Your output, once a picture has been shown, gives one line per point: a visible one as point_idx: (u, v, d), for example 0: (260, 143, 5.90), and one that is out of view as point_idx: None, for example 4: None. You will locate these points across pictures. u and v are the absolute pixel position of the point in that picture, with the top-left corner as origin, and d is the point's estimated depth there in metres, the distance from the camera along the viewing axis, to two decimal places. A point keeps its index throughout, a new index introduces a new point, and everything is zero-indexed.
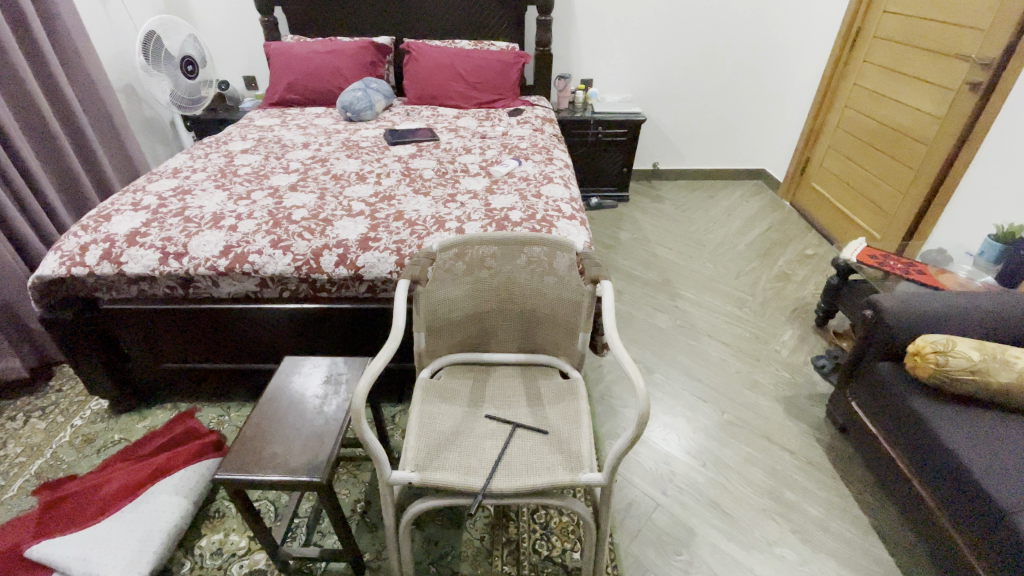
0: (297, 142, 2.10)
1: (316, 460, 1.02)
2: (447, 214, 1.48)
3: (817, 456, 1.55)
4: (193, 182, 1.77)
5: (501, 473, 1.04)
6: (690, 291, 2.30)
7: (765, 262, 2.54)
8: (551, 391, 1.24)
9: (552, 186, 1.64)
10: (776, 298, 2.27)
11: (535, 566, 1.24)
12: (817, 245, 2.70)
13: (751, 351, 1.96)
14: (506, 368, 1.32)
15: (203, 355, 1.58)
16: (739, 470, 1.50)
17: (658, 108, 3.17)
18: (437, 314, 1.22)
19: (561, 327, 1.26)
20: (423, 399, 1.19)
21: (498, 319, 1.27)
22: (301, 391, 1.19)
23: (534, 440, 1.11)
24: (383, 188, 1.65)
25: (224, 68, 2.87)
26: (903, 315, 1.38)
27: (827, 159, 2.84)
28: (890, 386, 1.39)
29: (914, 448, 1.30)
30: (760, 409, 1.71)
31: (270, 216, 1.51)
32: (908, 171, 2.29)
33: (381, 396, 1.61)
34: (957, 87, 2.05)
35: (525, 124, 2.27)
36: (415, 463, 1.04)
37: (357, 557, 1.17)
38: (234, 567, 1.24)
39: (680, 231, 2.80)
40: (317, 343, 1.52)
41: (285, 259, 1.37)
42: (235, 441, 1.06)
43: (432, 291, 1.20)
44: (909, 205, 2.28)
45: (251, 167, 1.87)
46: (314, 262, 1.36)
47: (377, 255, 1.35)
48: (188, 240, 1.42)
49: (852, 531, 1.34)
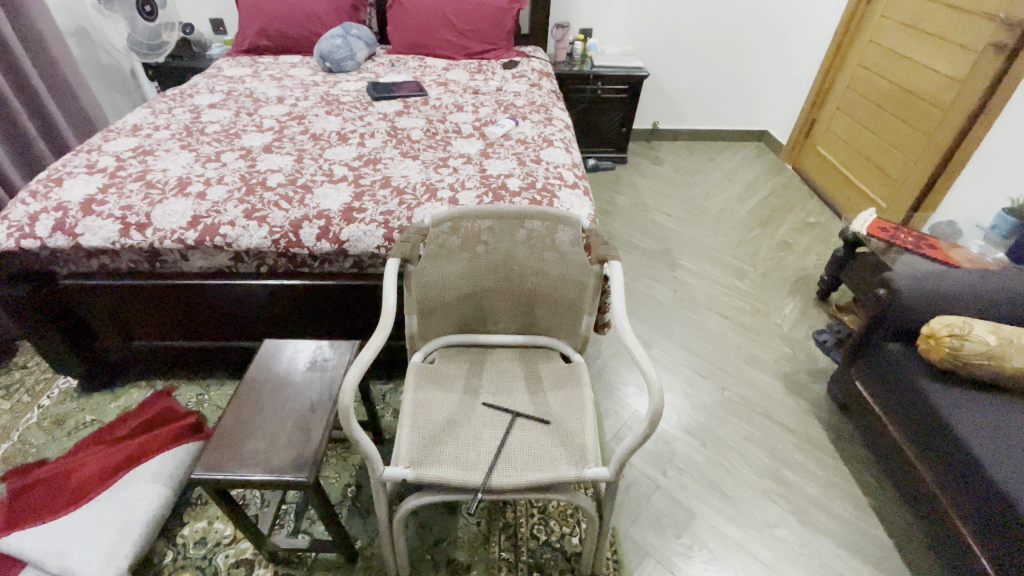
0: (271, 96, 1.92)
1: (303, 456, 0.94)
2: (438, 181, 1.35)
3: (817, 434, 1.52)
4: (155, 141, 1.60)
5: (501, 467, 0.97)
6: (689, 261, 2.22)
7: (766, 230, 2.46)
8: (552, 376, 1.17)
9: (552, 150, 1.51)
10: (778, 269, 2.20)
11: (533, 552, 1.22)
12: (820, 212, 2.62)
13: (752, 325, 1.91)
14: (504, 351, 1.24)
15: (175, 333, 1.47)
16: (739, 449, 1.47)
17: (660, 63, 2.99)
18: (430, 294, 1.13)
19: (564, 309, 1.18)
20: (417, 386, 1.11)
21: (496, 299, 1.18)
22: (283, 377, 1.09)
23: (535, 430, 1.05)
24: (368, 150, 1.51)
25: (187, 9, 2.60)
26: (918, 294, 1.32)
27: (835, 121, 2.71)
28: (898, 367, 1.34)
29: (919, 431, 1.26)
30: (760, 386, 1.67)
31: (242, 181, 1.37)
32: (919, 138, 2.18)
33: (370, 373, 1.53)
34: (980, 49, 1.93)
35: (521, 78, 2.09)
36: (409, 458, 0.97)
37: (348, 548, 1.12)
38: (220, 557, 1.19)
39: (680, 196, 2.69)
40: (300, 321, 1.42)
41: (260, 231, 1.24)
42: (213, 437, 0.97)
43: (424, 269, 1.10)
44: (918, 174, 2.19)
45: (220, 125, 1.70)
46: (293, 235, 1.24)
47: (362, 227, 1.23)
48: (151, 210, 1.28)
49: (852, 512, 1.32)
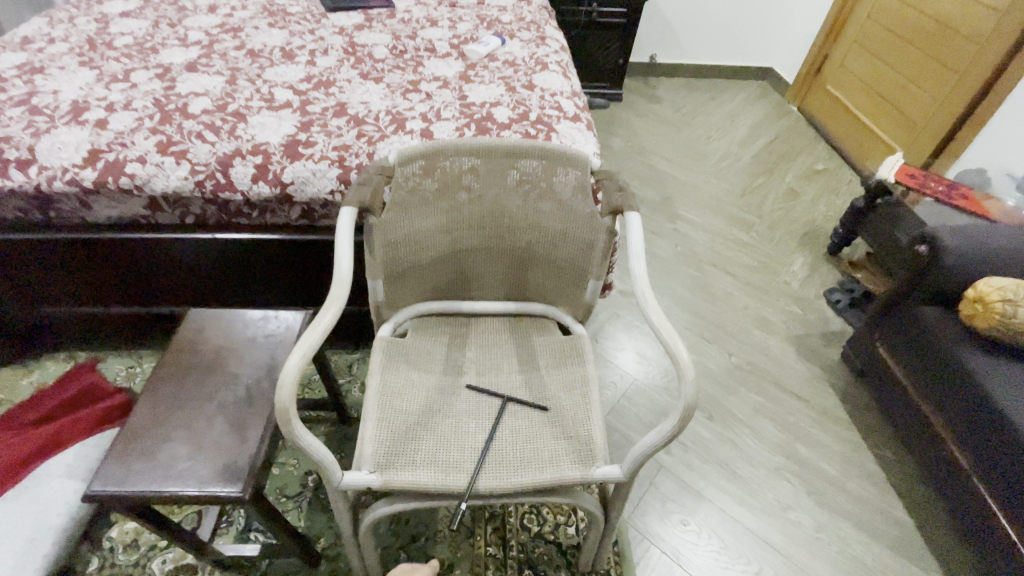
0: (201, 4, 1.56)
1: (235, 462, 0.72)
2: (406, 108, 1.09)
3: (831, 405, 1.39)
4: (49, 57, 1.27)
5: (490, 469, 0.79)
6: (691, 211, 2.02)
7: (772, 178, 2.26)
8: (548, 350, 0.98)
9: (547, 74, 1.24)
10: (785, 221, 2.02)
11: (524, 545, 1.07)
12: (828, 159, 2.42)
13: (759, 283, 1.74)
14: (490, 320, 1.03)
15: (91, 297, 1.20)
16: (749, 422, 1.33)
17: None
18: (399, 253, 0.90)
19: (564, 271, 0.97)
20: (385, 366, 0.90)
21: (481, 258, 0.96)
22: (210, 357, 0.85)
23: (529, 420, 0.87)
24: (319, 70, 1.22)
25: None
26: (963, 252, 1.16)
27: (849, 57, 2.46)
28: (935, 335, 1.18)
29: (957, 409, 1.11)
30: (769, 351, 1.52)
31: (156, 106, 1.08)
32: (948, 75, 1.97)
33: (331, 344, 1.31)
34: None
35: None
36: (375, 460, 0.78)
37: (308, 552, 0.95)
38: (155, 562, 1.01)
39: (680, 139, 2.44)
40: (240, 284, 1.17)
41: (180, 170, 0.98)
42: (116, 439, 0.74)
43: (390, 222, 0.87)
44: (942, 116, 1.99)
45: (134, 37, 1.36)
46: (221, 175, 0.98)
47: (309, 166, 0.97)
48: (35, 142, 1.00)
49: (870, 491, 1.21)
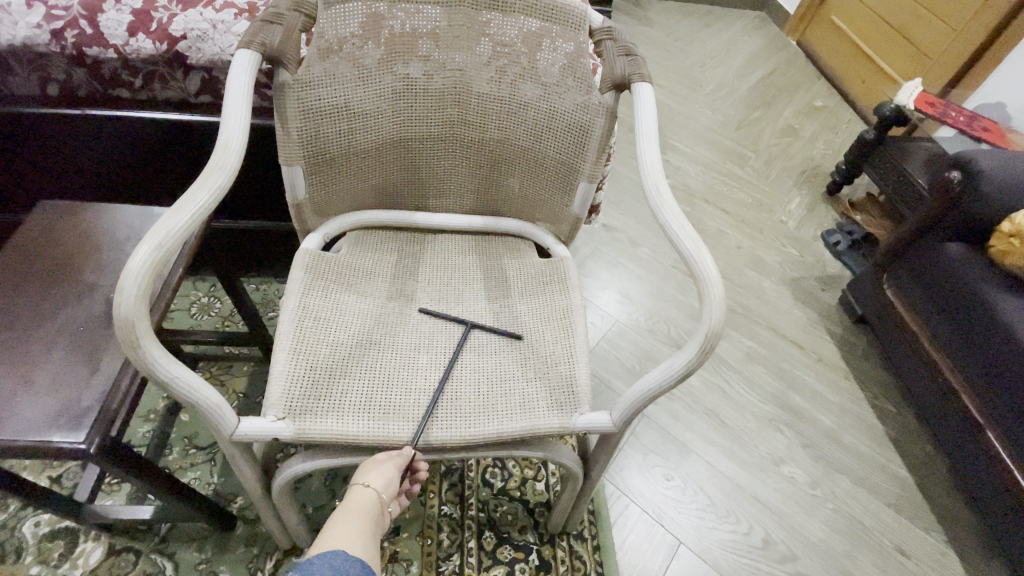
0: None
1: (80, 403, 0.52)
2: None
3: (827, 352, 1.27)
4: None
5: (442, 415, 0.62)
6: (683, 143, 1.82)
7: (770, 112, 2.07)
8: (522, 274, 0.78)
9: None
10: (783, 158, 1.85)
11: (486, 504, 0.92)
12: (827, 96, 2.24)
13: (754, 222, 1.58)
14: (452, 238, 0.83)
15: None
16: (740, 370, 1.20)
17: None
18: (327, 137, 0.67)
19: (546, 175, 0.76)
20: (308, 286, 0.69)
21: (440, 153, 0.75)
22: (64, 263, 0.63)
23: (495, 357, 0.68)
24: None
25: None
26: (1002, 180, 1.01)
27: None
28: (959, 274, 1.04)
29: (980, 357, 0.99)
30: (763, 294, 1.38)
31: None
32: (968, 1, 1.79)
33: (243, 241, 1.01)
34: None
35: None
36: (287, 404, 0.59)
37: (217, 515, 0.77)
38: (26, 525, 0.80)
39: (673, 65, 2.20)
40: (130, 185, 0.90)
41: (30, 15, 0.73)
42: None
43: (313, 88, 0.64)
44: (958, 48, 1.83)
45: None
46: (87, 24, 0.72)
47: (208, 16, 0.72)
48: None
49: (868, 445, 1.11)
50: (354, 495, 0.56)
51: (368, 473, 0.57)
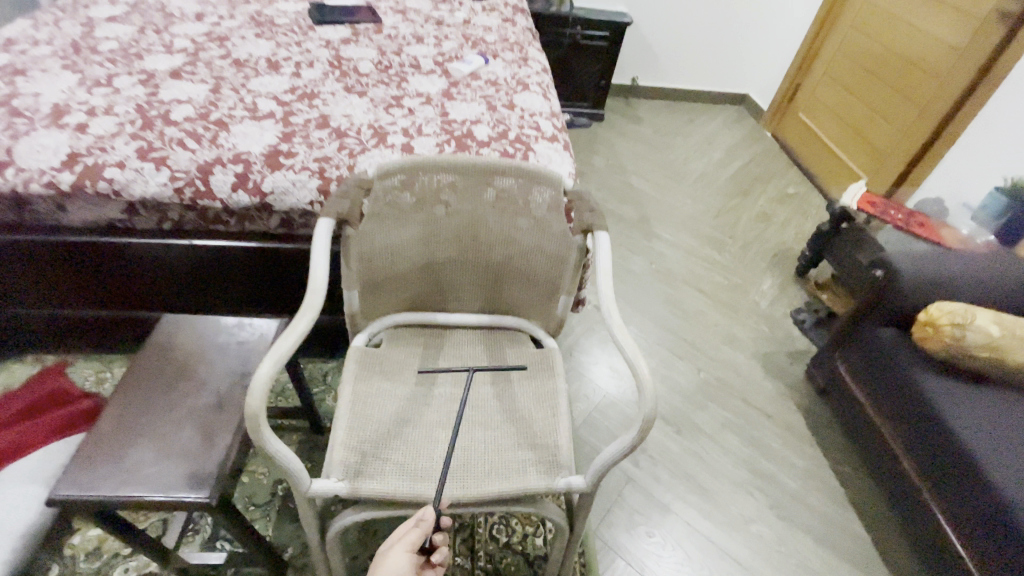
0: (188, 12, 1.57)
1: (203, 468, 0.73)
2: (388, 123, 1.12)
3: (795, 421, 1.44)
4: (33, 61, 1.27)
5: (455, 478, 0.82)
6: (667, 230, 2.07)
7: (746, 200, 2.34)
8: (520, 364, 1.00)
9: (527, 95, 1.29)
10: (757, 242, 2.09)
11: (492, 557, 1.09)
12: (799, 183, 2.52)
13: (730, 302, 1.80)
14: (466, 333, 1.05)
15: (64, 300, 1.19)
16: (715, 437, 1.37)
17: (644, 11, 2.73)
18: (377, 266, 0.92)
19: (538, 287, 1.00)
20: (358, 376, 0.92)
21: (458, 272, 0.99)
22: (182, 363, 0.86)
23: (498, 431, 0.89)
24: (304, 82, 1.24)
25: None
26: (918, 277, 1.22)
27: (818, 89, 2.57)
28: (891, 354, 1.23)
29: (910, 426, 1.17)
30: (737, 368, 1.57)
31: (138, 113, 1.08)
32: (909, 109, 2.08)
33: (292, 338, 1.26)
34: (982, 16, 1.83)
35: (492, 12, 1.83)
36: (345, 468, 0.79)
37: (273, 562, 0.95)
38: (117, 571, 0.99)
39: (659, 159, 2.51)
40: (213, 289, 1.17)
41: (159, 177, 0.99)
42: (84, 441, 0.75)
43: (367, 233, 0.89)
44: (904, 148, 2.09)
45: (118, 42, 1.36)
46: (202, 184, 0.99)
47: (290, 177, 0.99)
48: (13, 144, 1.00)
49: (830, 506, 1.25)
50: None
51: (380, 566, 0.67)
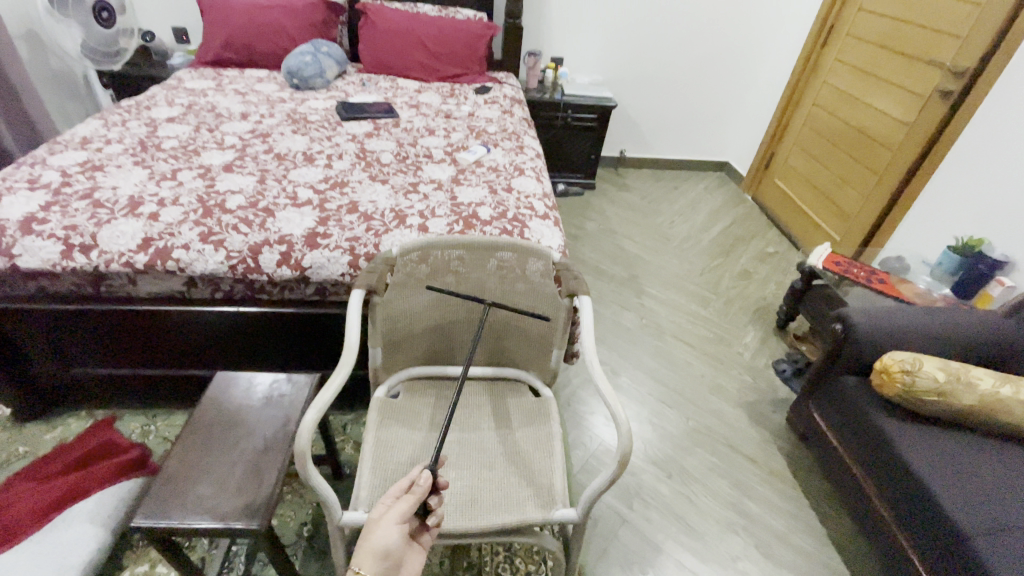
0: (235, 112, 1.84)
1: (254, 501, 0.89)
2: (407, 207, 1.34)
3: (778, 465, 1.55)
4: (106, 156, 1.48)
5: (463, 511, 0.95)
6: (656, 288, 2.26)
7: (729, 259, 2.54)
8: (520, 411, 1.15)
9: (523, 179, 1.52)
10: (740, 298, 2.26)
11: None
12: (778, 243, 2.72)
13: (716, 354, 1.95)
14: (472, 384, 1.21)
15: (122, 361, 1.37)
16: (703, 481, 1.48)
17: (629, 93, 3.06)
18: (398, 327, 1.10)
19: (534, 343, 1.17)
20: (380, 423, 1.07)
21: (465, 331, 1.15)
22: (235, 414, 1.03)
23: (501, 471, 1.03)
24: (335, 173, 1.47)
25: (149, 17, 2.51)
26: (871, 330, 1.38)
27: (791, 156, 2.82)
28: (853, 400, 1.37)
29: (875, 465, 1.29)
30: (723, 415, 1.69)
31: (199, 202, 1.30)
32: (870, 176, 2.27)
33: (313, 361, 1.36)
34: (927, 94, 2.00)
35: (493, 104, 2.12)
36: (370, 502, 0.92)
37: None
38: None
39: (647, 223, 2.74)
40: (252, 348, 1.35)
41: (217, 256, 1.18)
42: (155, 477, 0.91)
43: (391, 300, 1.07)
44: (869, 211, 2.27)
45: (178, 140, 1.61)
46: (252, 261, 1.19)
47: (326, 254, 1.20)
48: (97, 230, 1.19)
49: (813, 545, 1.34)
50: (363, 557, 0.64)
51: (374, 532, 0.66)
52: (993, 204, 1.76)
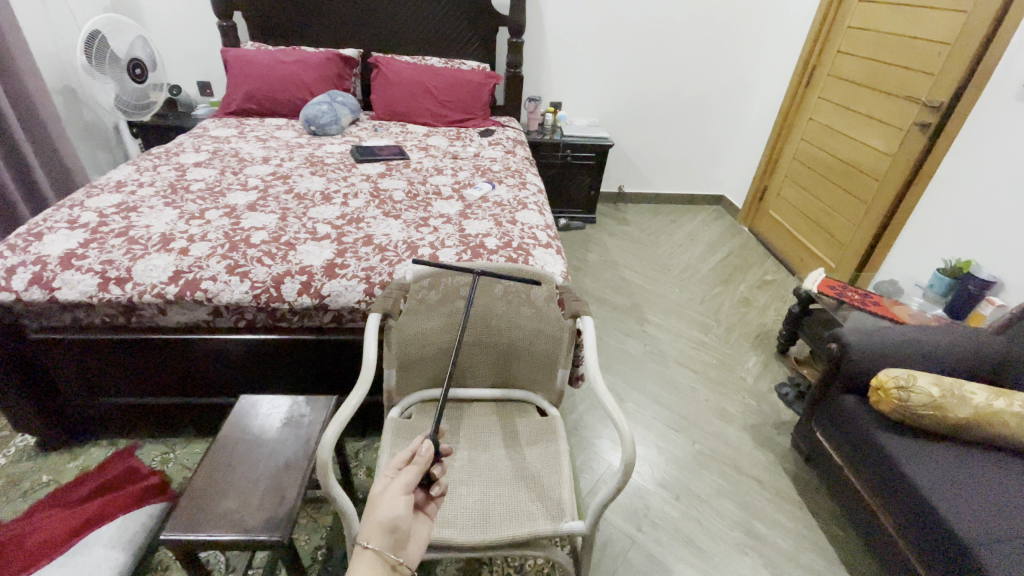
0: (257, 156, 1.98)
1: (276, 515, 0.94)
2: (419, 239, 1.43)
3: (784, 486, 1.57)
4: (139, 198, 1.60)
5: (475, 525, 0.99)
6: (657, 316, 2.32)
7: (728, 287, 2.60)
8: (528, 429, 1.19)
9: (526, 212, 1.62)
10: (740, 324, 2.32)
11: None
12: (776, 271, 2.80)
13: (719, 378, 1.99)
14: (481, 405, 1.26)
15: (147, 389, 1.43)
16: (711, 502, 1.49)
17: (625, 133, 3.22)
18: (410, 349, 1.16)
19: (540, 363, 1.22)
20: (395, 441, 1.12)
21: (474, 353, 1.21)
22: (258, 435, 1.10)
23: (511, 486, 1.07)
24: (351, 210, 1.58)
25: (177, 72, 2.71)
26: (865, 348, 1.42)
27: (784, 188, 2.93)
28: (853, 418, 1.40)
29: (877, 480, 1.31)
30: (728, 438, 1.72)
31: (226, 238, 1.40)
32: (859, 204, 2.37)
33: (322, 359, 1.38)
34: (906, 127, 2.12)
35: (497, 146, 2.26)
36: None
37: None
38: None
39: (647, 254, 2.83)
40: (271, 374, 1.42)
41: (242, 286, 1.27)
42: (184, 493, 0.97)
43: (404, 324, 1.14)
44: (861, 237, 2.35)
45: (205, 183, 1.73)
46: (274, 290, 1.27)
47: (344, 283, 1.28)
48: (132, 264, 1.29)
49: (822, 565, 1.35)
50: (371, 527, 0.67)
51: (379, 504, 0.69)
52: (978, 228, 1.84)
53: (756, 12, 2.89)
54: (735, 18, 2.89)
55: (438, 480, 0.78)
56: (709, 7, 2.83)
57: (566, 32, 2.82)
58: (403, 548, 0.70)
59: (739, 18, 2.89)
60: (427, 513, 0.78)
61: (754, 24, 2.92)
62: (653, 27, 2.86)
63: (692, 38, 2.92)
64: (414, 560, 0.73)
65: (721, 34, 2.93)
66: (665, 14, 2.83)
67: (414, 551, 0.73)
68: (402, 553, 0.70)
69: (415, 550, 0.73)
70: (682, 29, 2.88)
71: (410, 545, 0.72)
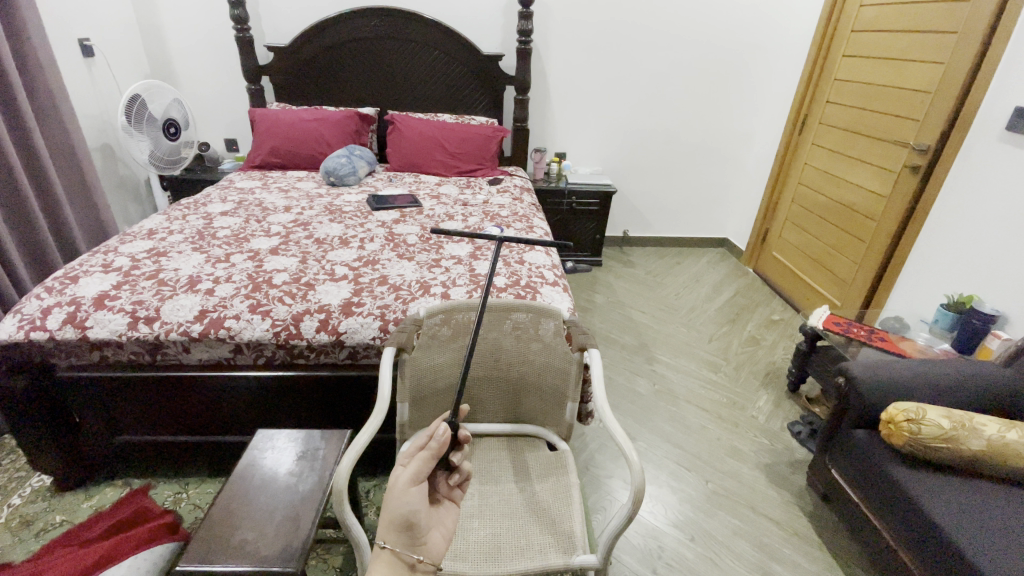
0: (278, 206, 2.09)
1: (290, 547, 0.96)
2: (431, 279, 1.51)
3: (803, 528, 1.53)
4: (169, 244, 1.70)
5: (485, 560, 0.99)
6: (666, 355, 2.34)
7: (735, 326, 2.62)
8: (539, 464, 1.21)
9: (533, 254, 1.69)
10: (749, 363, 2.32)
11: None
12: (782, 310, 2.82)
13: (730, 417, 1.97)
14: (492, 440, 1.27)
15: (165, 428, 1.47)
16: (727, 543, 1.46)
17: (627, 179, 3.34)
18: (423, 382, 1.19)
19: (549, 397, 1.25)
20: None
21: (485, 388, 1.24)
22: (271, 472, 1.12)
23: (523, 520, 1.07)
24: (367, 253, 1.66)
25: (206, 129, 2.91)
26: (873, 383, 1.42)
27: (785, 231, 3.00)
28: (866, 455, 1.39)
29: (897, 518, 1.27)
30: (742, 478, 1.70)
31: (250, 279, 1.48)
32: (860, 243, 2.42)
33: (337, 398, 1.43)
34: (898, 169, 2.20)
35: (505, 193, 2.37)
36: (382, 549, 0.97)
37: None
38: None
39: (654, 295, 2.88)
40: (288, 412, 1.46)
41: (263, 325, 1.33)
42: (202, 524, 0.99)
43: (417, 358, 1.18)
44: (863, 275, 2.39)
45: (230, 230, 1.83)
46: (294, 327, 1.33)
47: (360, 320, 1.34)
48: (161, 304, 1.36)
49: None
50: (386, 516, 0.69)
51: (392, 497, 0.70)
52: (976, 264, 1.88)
53: (748, 68, 3.07)
54: (727, 74, 3.07)
55: (458, 467, 0.79)
56: (701, 61, 3.02)
57: (569, 88, 3.02)
58: (423, 543, 0.71)
59: (732, 72, 3.07)
60: (452, 501, 0.80)
61: (747, 78, 3.10)
62: (650, 83, 3.05)
63: (688, 91, 3.10)
64: (441, 549, 0.74)
65: (715, 87, 3.10)
66: (661, 70, 3.02)
67: (437, 541, 0.73)
68: (421, 550, 0.71)
69: (441, 541, 0.74)
70: (677, 84, 3.07)
71: (430, 540, 0.72)
